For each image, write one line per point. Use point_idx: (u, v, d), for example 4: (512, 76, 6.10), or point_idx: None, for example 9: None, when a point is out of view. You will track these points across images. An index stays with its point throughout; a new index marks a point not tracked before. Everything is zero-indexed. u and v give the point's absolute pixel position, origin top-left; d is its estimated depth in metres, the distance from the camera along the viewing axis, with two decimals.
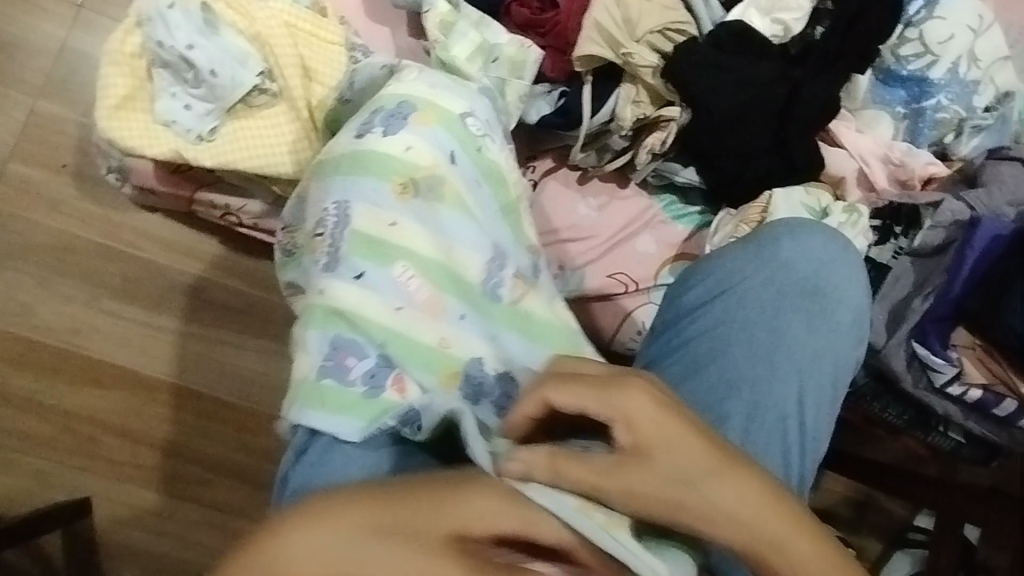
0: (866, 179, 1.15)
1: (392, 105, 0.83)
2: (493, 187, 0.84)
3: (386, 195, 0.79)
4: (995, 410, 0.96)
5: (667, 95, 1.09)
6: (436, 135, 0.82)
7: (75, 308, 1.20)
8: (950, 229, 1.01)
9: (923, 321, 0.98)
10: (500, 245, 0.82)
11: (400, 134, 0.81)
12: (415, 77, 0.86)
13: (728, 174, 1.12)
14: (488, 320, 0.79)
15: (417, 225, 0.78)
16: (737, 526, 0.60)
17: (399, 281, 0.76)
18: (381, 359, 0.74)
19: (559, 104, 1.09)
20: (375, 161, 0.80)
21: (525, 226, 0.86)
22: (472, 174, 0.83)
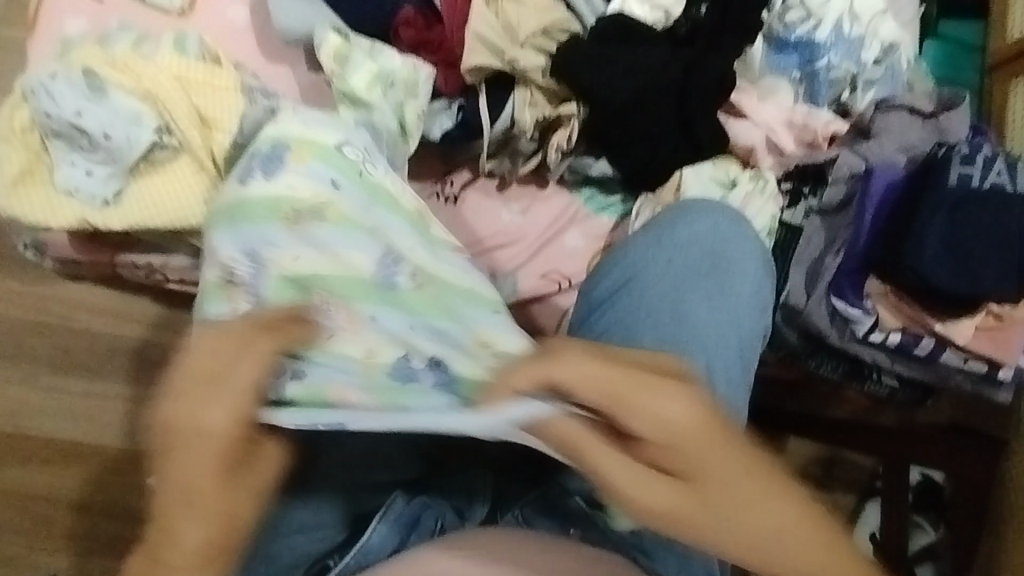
0: (774, 145, 1.15)
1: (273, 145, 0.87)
2: (400, 216, 0.88)
3: (282, 231, 0.82)
4: (915, 351, 0.98)
5: (562, 93, 1.11)
6: (322, 164, 0.86)
7: (17, 388, 1.21)
8: (849, 183, 1.03)
9: (838, 276, 0.99)
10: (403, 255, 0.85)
11: (279, 175, 0.85)
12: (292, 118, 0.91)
13: (638, 160, 1.12)
14: (404, 313, 0.80)
15: (330, 248, 0.82)
16: (718, 492, 0.62)
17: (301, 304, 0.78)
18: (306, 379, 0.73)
19: (459, 118, 1.11)
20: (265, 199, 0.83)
21: (431, 231, 0.90)
22: (360, 196, 0.86)
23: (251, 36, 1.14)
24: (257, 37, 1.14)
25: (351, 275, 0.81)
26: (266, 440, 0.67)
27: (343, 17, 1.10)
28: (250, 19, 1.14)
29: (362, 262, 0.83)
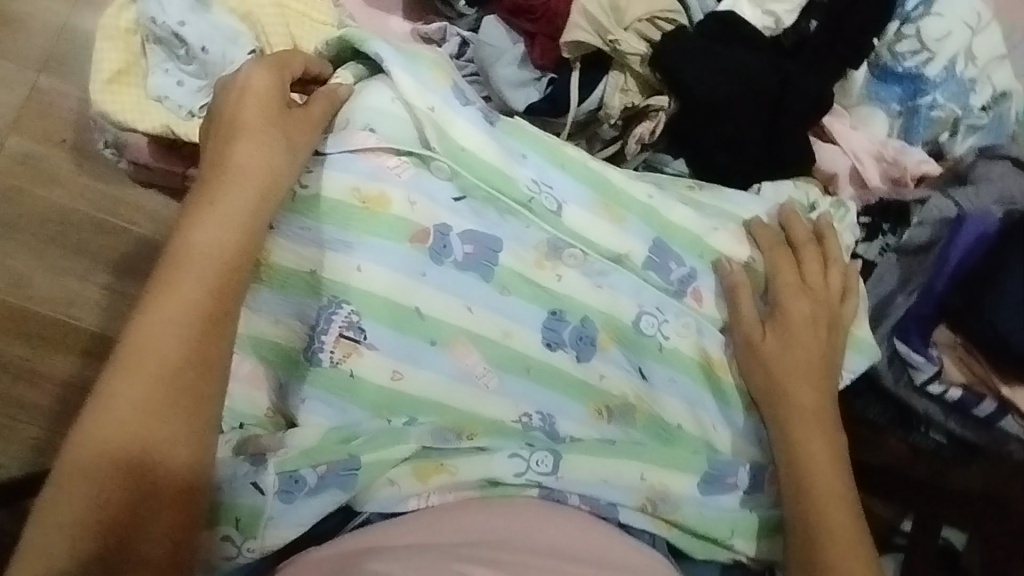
0: (858, 176, 1.11)
1: (542, 145, 0.71)
2: (598, 196, 0.72)
3: (407, 258, 0.66)
4: (974, 412, 0.95)
5: (656, 85, 1.06)
6: (486, 156, 0.69)
7: (23, 289, 1.06)
8: (936, 226, 0.98)
9: (907, 317, 0.96)
10: (573, 203, 0.71)
11: (447, 103, 0.69)
12: (446, 113, 0.69)
13: (717, 165, 1.08)
14: (570, 182, 0.71)
15: (440, 294, 0.66)
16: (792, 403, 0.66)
17: (591, 199, 0.71)
18: (442, 229, 0.67)
19: (547, 92, 1.08)
20: (375, 215, 0.66)
21: (625, 217, 0.72)
22: (543, 161, 0.71)
23: None
24: None
25: (578, 242, 0.70)
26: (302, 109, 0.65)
27: None
28: None
29: (519, 251, 0.68)
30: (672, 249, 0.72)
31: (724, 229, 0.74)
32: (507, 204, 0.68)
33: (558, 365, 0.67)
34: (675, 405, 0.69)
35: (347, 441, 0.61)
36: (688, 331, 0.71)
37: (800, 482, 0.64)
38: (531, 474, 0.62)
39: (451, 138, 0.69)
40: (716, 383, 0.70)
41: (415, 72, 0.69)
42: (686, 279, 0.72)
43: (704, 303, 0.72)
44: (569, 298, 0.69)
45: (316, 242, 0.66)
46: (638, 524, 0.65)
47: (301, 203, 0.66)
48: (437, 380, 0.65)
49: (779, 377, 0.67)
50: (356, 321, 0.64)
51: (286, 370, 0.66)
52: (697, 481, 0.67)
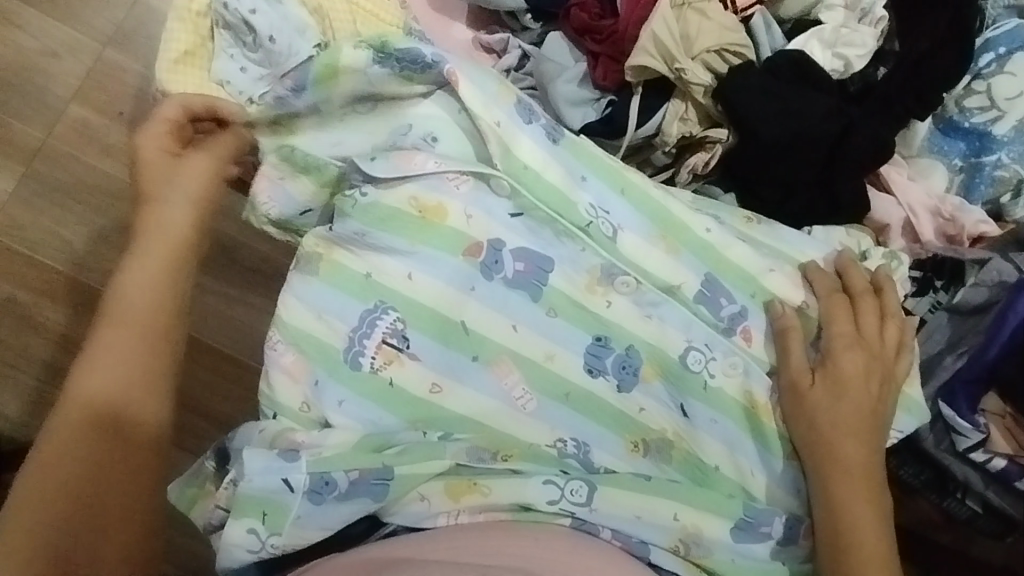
0: (911, 229, 1.07)
1: (602, 170, 0.70)
2: (656, 227, 0.69)
3: (459, 270, 0.64)
4: (1016, 484, 0.90)
5: (716, 117, 1.05)
6: (547, 178, 0.67)
7: (58, 256, 1.04)
8: (993, 289, 0.95)
9: (953, 380, 0.94)
10: (628, 231, 0.69)
11: (515, 122, 0.68)
12: (512, 130, 0.67)
13: (770, 203, 1.06)
14: (629, 212, 0.69)
15: (489, 311, 0.64)
16: (840, 469, 0.63)
17: (647, 229, 0.69)
18: (496, 244, 0.65)
19: (605, 113, 1.07)
20: (431, 226, 0.64)
21: (680, 250, 0.69)
22: (604, 188, 0.69)
23: None
24: None
25: (632, 270, 0.67)
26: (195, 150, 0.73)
27: None
28: None
29: (571, 275, 0.66)
30: (725, 286, 0.70)
31: (779, 272, 0.71)
32: (563, 227, 0.67)
33: (594, 398, 0.65)
34: (715, 447, 0.66)
35: (381, 450, 0.59)
36: (735, 372, 0.68)
37: (840, 549, 0.61)
38: (565, 504, 0.60)
39: (513, 155, 0.67)
40: (759, 428, 0.67)
41: (483, 85, 0.68)
42: (735, 317, 0.69)
43: (753, 344, 0.69)
44: (618, 327, 0.66)
45: (365, 244, 0.64)
46: (669, 566, 0.62)
47: (359, 209, 0.65)
48: (475, 397, 0.63)
49: (829, 434, 0.64)
50: (400, 329, 0.62)
51: (323, 367, 0.62)
52: (731, 527, 0.63)
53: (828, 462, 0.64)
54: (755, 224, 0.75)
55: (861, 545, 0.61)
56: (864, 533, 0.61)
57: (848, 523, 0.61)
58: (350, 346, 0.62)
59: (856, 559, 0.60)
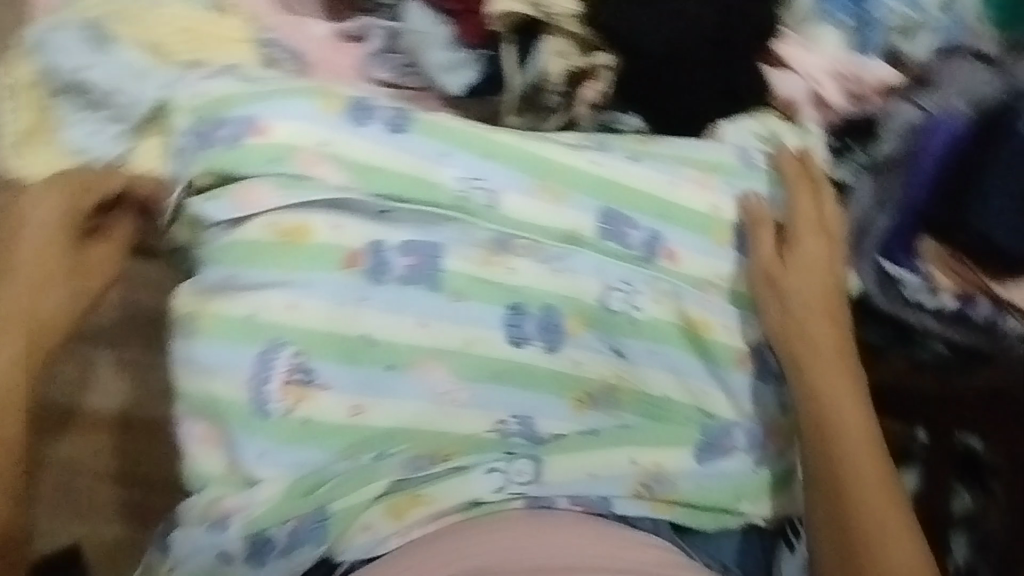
0: (818, 98, 1.02)
1: (459, 137, 0.64)
2: (534, 177, 0.66)
3: (341, 286, 0.61)
4: (974, 317, 0.93)
5: (596, 42, 0.99)
6: (398, 166, 0.63)
7: None
8: (905, 134, 0.94)
9: (888, 235, 0.93)
10: (508, 191, 0.65)
11: (355, 135, 0.62)
12: (339, 144, 0.62)
13: (678, 111, 1.01)
14: (507, 170, 0.65)
15: (389, 316, 0.62)
16: (810, 350, 0.64)
17: (529, 183, 0.65)
18: (371, 246, 0.62)
19: (483, 69, 1.03)
20: (295, 248, 0.61)
21: (569, 194, 0.66)
22: (471, 160, 0.64)
23: None
24: None
25: (525, 231, 0.65)
26: (93, 240, 0.68)
27: None
28: None
29: (462, 254, 0.63)
30: (625, 214, 0.67)
31: (684, 182, 0.69)
32: (439, 213, 0.63)
33: (526, 372, 0.64)
34: (661, 376, 0.66)
35: (313, 491, 0.59)
36: (665, 297, 0.67)
37: (822, 428, 0.62)
38: (512, 487, 0.62)
39: (352, 158, 0.62)
40: (704, 346, 0.67)
41: (292, 109, 0.61)
42: (649, 241, 0.67)
43: (681, 262, 0.67)
44: (528, 289, 0.64)
45: (241, 290, 0.60)
46: (636, 512, 0.64)
47: (220, 252, 0.61)
48: (405, 406, 0.61)
49: (798, 322, 0.65)
50: (302, 362, 0.60)
51: (236, 426, 0.59)
52: (694, 453, 0.65)
53: (800, 344, 0.65)
54: (650, 141, 0.71)
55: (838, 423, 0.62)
56: (842, 410, 0.63)
57: (827, 406, 0.63)
58: (253, 394, 0.59)
59: (834, 438, 0.62)
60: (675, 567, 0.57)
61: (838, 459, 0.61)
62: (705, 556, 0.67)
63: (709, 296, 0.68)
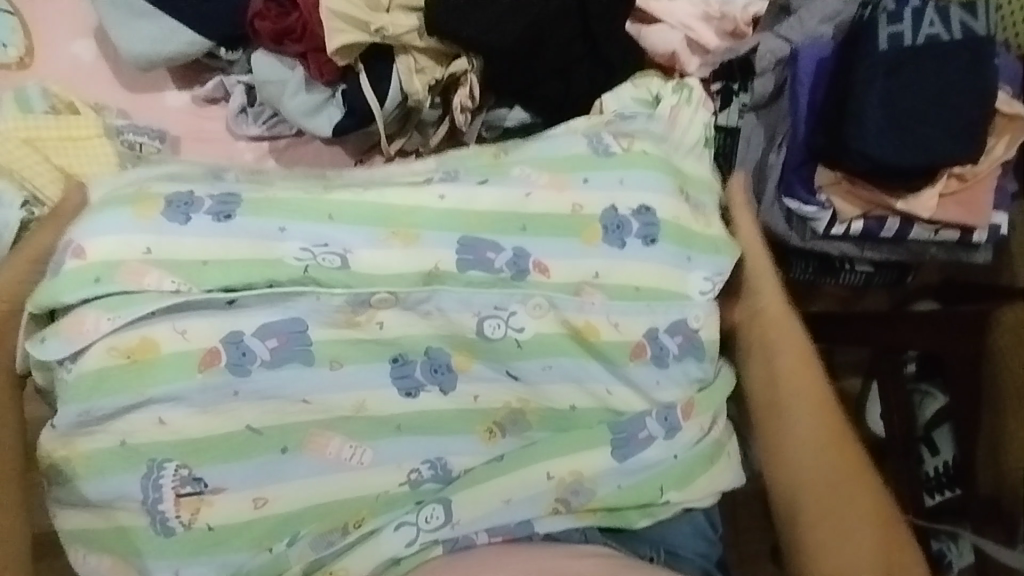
0: (696, 45, 0.96)
1: (300, 209, 0.64)
2: (384, 228, 0.64)
3: (206, 389, 0.59)
4: (882, 234, 0.90)
5: (449, 50, 0.96)
6: (240, 254, 0.62)
7: None
8: (778, 70, 0.92)
9: (784, 173, 0.91)
10: (360, 247, 0.64)
11: (186, 234, 0.61)
12: (169, 243, 0.61)
13: (553, 98, 0.96)
14: (363, 226, 0.64)
15: (266, 402, 0.60)
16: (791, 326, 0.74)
17: (378, 232, 0.64)
18: (231, 336, 0.60)
19: (345, 105, 0.98)
20: (144, 366, 0.59)
21: (422, 238, 0.65)
22: (310, 228, 0.63)
23: (105, 72, 1.02)
24: (111, 68, 1.02)
25: (380, 285, 0.63)
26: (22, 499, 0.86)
27: (191, 24, 0.97)
28: (97, 52, 1.02)
29: (327, 320, 0.62)
30: (483, 239, 0.65)
31: (538, 190, 0.68)
32: (283, 291, 0.61)
33: (428, 418, 0.63)
34: (561, 388, 0.65)
35: None
36: (544, 310, 0.65)
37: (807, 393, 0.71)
38: (423, 536, 0.61)
39: (187, 258, 0.61)
40: (595, 348, 0.65)
41: (111, 222, 0.61)
42: (517, 259, 0.66)
43: (553, 273, 0.66)
44: (403, 339, 0.63)
45: (113, 418, 0.59)
46: (561, 526, 0.64)
47: (71, 389, 0.59)
48: (306, 484, 0.60)
49: (768, 324, 0.74)
50: (188, 474, 0.58)
51: (141, 554, 0.58)
52: (609, 453, 0.64)
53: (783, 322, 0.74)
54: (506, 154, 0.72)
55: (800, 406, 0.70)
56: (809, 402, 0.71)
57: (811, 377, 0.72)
58: (150, 518, 0.58)
59: (792, 430, 0.70)
60: (610, 568, 0.58)
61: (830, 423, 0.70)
62: (650, 546, 0.68)
63: (588, 297, 0.66)
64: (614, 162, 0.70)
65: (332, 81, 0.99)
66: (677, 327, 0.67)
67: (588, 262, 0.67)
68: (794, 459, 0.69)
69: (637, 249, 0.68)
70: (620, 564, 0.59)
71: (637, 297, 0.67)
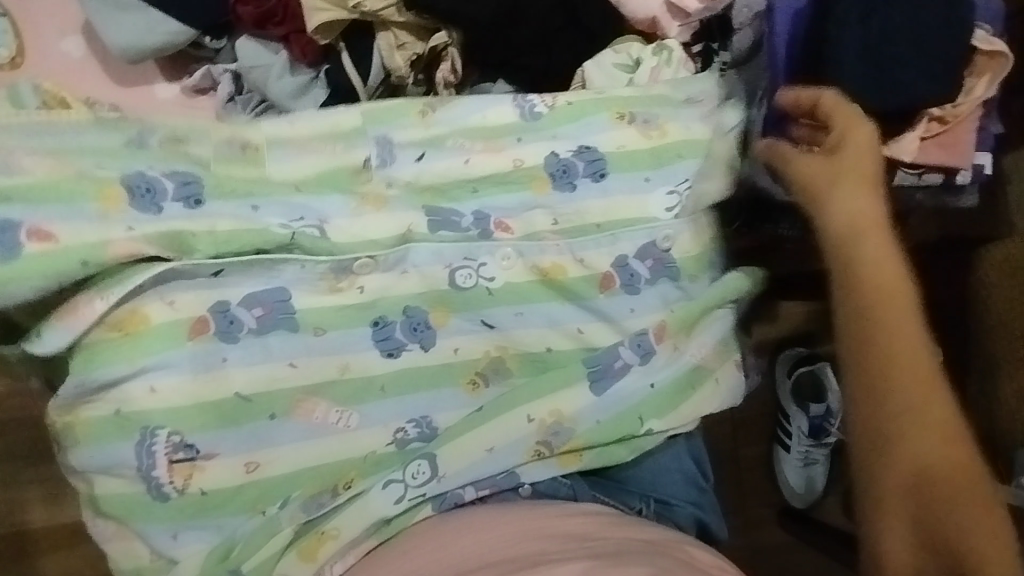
0: (677, 8, 0.92)
1: (270, 188, 0.66)
2: (346, 194, 0.67)
3: (195, 356, 0.61)
4: None
5: (429, 25, 0.96)
6: (226, 223, 0.63)
7: None
8: (755, 25, 0.94)
9: None
10: (334, 217, 0.66)
11: (168, 215, 0.63)
12: (156, 224, 0.62)
13: (535, 69, 0.97)
14: (340, 196, 0.67)
15: (255, 369, 0.62)
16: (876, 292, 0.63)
17: (349, 202, 0.67)
18: (218, 304, 0.62)
19: (330, 83, 1.00)
20: (138, 337, 0.60)
21: (391, 207, 0.67)
22: (288, 200, 0.66)
23: (95, 68, 1.03)
24: (100, 64, 1.03)
25: (360, 251, 0.65)
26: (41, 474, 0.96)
27: (171, 13, 0.96)
28: (87, 48, 1.03)
29: (311, 288, 0.64)
30: (448, 206, 0.68)
31: (475, 155, 0.69)
32: (271, 258, 0.63)
33: (413, 377, 0.64)
34: (534, 334, 0.67)
35: (227, 557, 0.61)
36: (512, 260, 0.67)
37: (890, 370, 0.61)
38: (411, 492, 0.63)
39: (170, 233, 0.61)
40: (566, 288, 0.67)
41: (83, 214, 0.61)
42: (480, 219, 0.68)
43: (514, 229, 0.68)
44: (381, 301, 0.65)
45: (111, 394, 0.59)
46: (545, 474, 0.66)
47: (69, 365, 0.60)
48: (299, 447, 0.62)
49: (841, 235, 0.65)
50: (180, 440, 0.60)
51: (140, 519, 0.60)
52: (587, 387, 0.66)
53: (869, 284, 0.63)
54: (433, 111, 0.71)
55: (875, 329, 0.62)
56: (889, 323, 0.62)
57: (902, 349, 0.61)
58: (142, 486, 0.60)
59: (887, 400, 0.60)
60: (600, 524, 0.59)
61: (924, 410, 0.60)
62: (640, 498, 0.69)
63: (549, 240, 0.68)
64: (543, 125, 0.70)
65: (315, 63, 0.99)
66: (644, 251, 0.69)
67: (542, 213, 0.69)
68: (882, 433, 0.60)
69: (587, 188, 0.70)
70: (608, 521, 0.60)
71: (599, 231, 0.69)
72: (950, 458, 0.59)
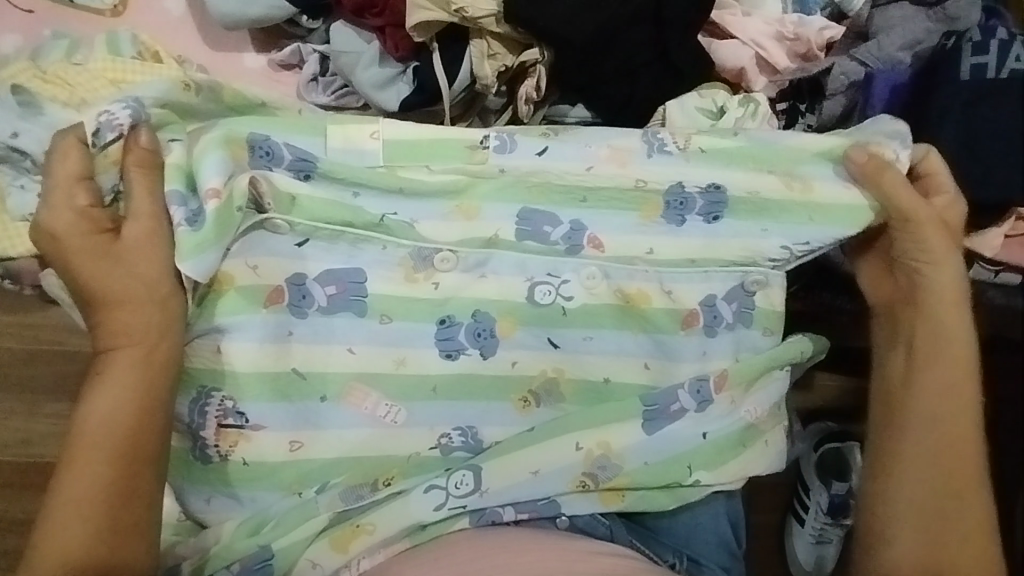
0: (766, 64, 0.92)
1: (370, 180, 0.64)
2: (450, 202, 0.66)
3: (266, 324, 0.61)
4: None
5: (523, 38, 0.94)
6: (319, 198, 0.63)
7: None
8: (848, 93, 0.90)
9: None
10: (422, 216, 0.66)
11: (282, 181, 0.62)
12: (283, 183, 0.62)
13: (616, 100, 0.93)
14: (435, 199, 0.66)
15: (316, 348, 0.62)
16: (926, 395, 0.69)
17: (441, 206, 0.66)
18: (297, 278, 0.62)
19: (414, 82, 0.98)
20: (217, 298, 0.61)
21: (483, 211, 0.66)
22: (382, 185, 0.64)
23: (190, 27, 1.03)
24: (196, 25, 1.03)
25: (444, 246, 0.65)
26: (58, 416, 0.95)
27: None
28: (187, 7, 1.03)
29: (386, 276, 0.64)
30: (544, 211, 0.67)
31: (599, 165, 0.67)
32: (356, 235, 0.63)
33: (469, 383, 0.64)
34: (600, 360, 0.66)
35: (257, 532, 0.60)
36: (596, 281, 0.66)
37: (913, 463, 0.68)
38: (453, 501, 0.61)
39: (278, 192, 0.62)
40: (646, 316, 0.67)
41: (215, 164, 0.59)
42: (573, 232, 0.67)
43: (606, 247, 0.67)
44: (451, 301, 0.64)
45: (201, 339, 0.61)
46: (584, 508, 0.64)
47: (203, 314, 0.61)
48: (344, 436, 0.62)
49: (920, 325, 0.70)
50: (231, 406, 0.60)
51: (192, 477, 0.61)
52: (640, 425, 0.65)
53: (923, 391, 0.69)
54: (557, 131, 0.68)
55: (919, 401, 0.69)
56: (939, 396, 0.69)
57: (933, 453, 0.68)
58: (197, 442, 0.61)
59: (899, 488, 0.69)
60: (636, 569, 0.58)
61: (945, 511, 0.67)
62: (674, 552, 0.67)
63: (639, 266, 0.67)
64: (675, 164, 0.68)
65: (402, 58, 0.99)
66: (733, 293, 0.68)
67: (642, 238, 0.68)
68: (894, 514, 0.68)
69: (698, 226, 0.68)
70: (643, 567, 0.59)
71: (692, 267, 0.68)
72: (957, 524, 0.67)
